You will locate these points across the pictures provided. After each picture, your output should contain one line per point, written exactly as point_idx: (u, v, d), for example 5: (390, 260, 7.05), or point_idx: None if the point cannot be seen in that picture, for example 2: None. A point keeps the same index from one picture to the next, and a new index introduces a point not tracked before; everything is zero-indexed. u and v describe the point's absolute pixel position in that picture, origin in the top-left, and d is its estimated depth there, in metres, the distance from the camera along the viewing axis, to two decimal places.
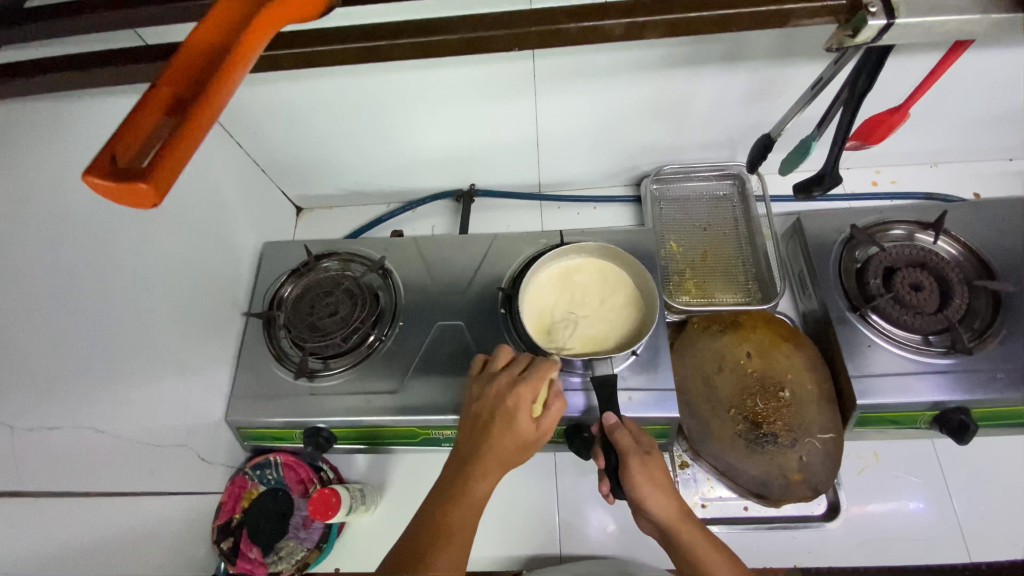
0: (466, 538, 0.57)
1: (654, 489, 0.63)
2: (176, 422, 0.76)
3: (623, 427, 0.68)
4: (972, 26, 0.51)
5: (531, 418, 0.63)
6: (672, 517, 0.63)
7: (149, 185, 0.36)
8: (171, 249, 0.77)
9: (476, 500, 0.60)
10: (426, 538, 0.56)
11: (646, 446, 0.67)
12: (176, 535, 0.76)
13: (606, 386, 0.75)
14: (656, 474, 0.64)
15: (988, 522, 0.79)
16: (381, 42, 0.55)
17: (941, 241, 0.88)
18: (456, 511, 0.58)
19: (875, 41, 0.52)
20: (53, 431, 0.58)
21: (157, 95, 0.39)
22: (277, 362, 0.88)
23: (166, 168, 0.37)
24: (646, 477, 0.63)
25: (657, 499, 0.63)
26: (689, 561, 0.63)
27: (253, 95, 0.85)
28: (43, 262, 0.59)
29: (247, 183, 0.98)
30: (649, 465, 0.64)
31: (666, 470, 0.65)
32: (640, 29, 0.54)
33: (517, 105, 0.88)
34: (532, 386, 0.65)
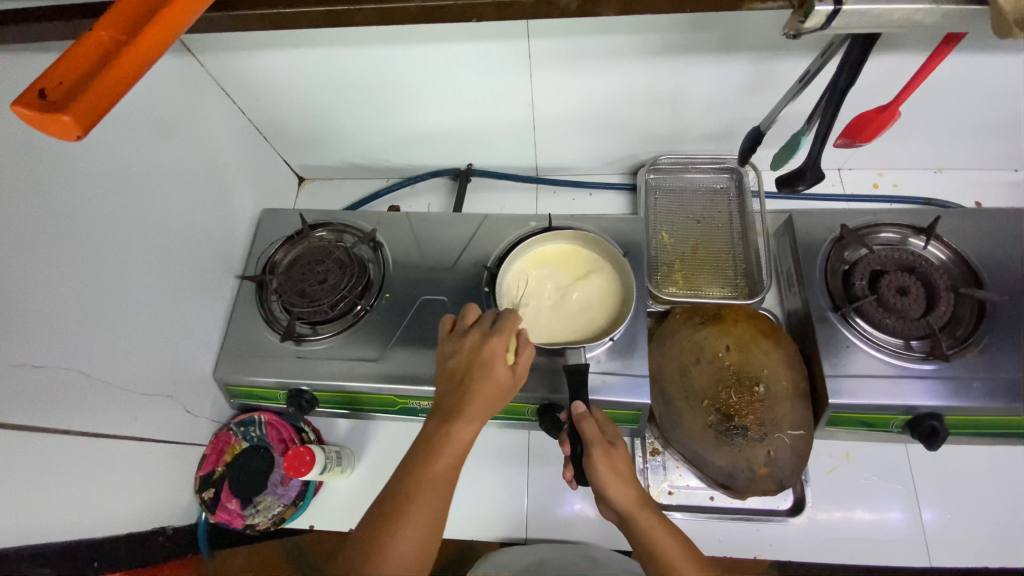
0: (444, 492, 0.59)
1: (615, 479, 0.62)
2: (163, 373, 0.79)
3: (590, 417, 0.67)
4: (924, 16, 0.51)
5: (506, 368, 0.63)
6: (630, 505, 0.62)
7: (72, 117, 0.38)
8: (166, 206, 0.80)
9: (455, 455, 0.60)
10: (402, 494, 0.57)
11: (611, 438, 0.66)
12: (158, 480, 0.80)
13: (575, 375, 0.76)
14: (618, 464, 0.63)
15: (953, 530, 0.79)
16: (342, 7, 0.64)
17: (931, 246, 0.87)
18: (435, 470, 0.58)
19: (826, 27, 0.52)
20: (41, 370, 0.62)
21: (94, 39, 0.42)
22: (266, 325, 0.91)
23: (90, 103, 0.40)
24: (608, 466, 0.62)
25: (617, 489, 0.62)
26: (646, 552, 0.61)
27: (254, 62, 0.86)
28: (37, 208, 0.61)
29: (248, 149, 1.00)
30: (612, 456, 0.63)
31: (628, 460, 0.64)
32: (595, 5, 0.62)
33: (512, 85, 0.89)
34: (505, 338, 0.64)
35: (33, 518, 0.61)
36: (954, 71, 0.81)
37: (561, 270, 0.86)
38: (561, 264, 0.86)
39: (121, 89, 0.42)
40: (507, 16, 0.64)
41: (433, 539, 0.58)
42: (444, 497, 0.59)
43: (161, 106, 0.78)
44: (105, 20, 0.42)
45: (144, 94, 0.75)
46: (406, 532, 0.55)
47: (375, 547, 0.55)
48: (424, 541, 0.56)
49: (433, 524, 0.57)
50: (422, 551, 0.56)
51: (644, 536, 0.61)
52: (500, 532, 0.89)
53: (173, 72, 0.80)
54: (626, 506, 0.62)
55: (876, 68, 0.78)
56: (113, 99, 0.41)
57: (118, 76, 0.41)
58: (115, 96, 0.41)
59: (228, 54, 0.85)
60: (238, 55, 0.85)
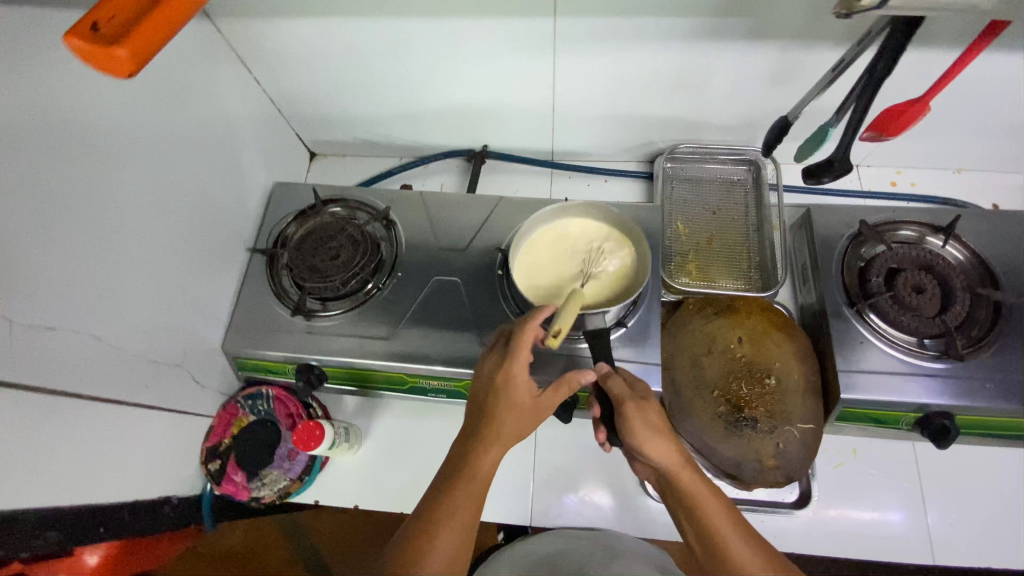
0: (476, 502, 0.61)
1: (652, 434, 0.63)
2: (172, 342, 0.79)
3: (617, 374, 0.69)
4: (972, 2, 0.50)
5: (527, 400, 0.66)
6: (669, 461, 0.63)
7: (124, 51, 0.44)
8: (180, 173, 0.79)
9: (486, 476, 0.63)
10: (438, 508, 0.60)
11: (642, 393, 0.67)
12: (164, 448, 0.80)
13: (599, 338, 0.76)
14: (652, 418, 0.64)
15: (957, 529, 0.80)
16: None
17: (950, 245, 0.86)
18: (470, 488, 0.61)
19: (880, 7, 0.50)
20: (53, 332, 0.61)
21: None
22: (276, 299, 0.90)
23: (141, 41, 0.45)
24: (641, 421, 0.64)
25: (655, 444, 0.64)
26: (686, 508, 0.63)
27: (272, 30, 0.85)
28: (53, 167, 0.60)
29: (261, 120, 0.99)
30: (646, 410, 0.65)
31: (661, 413, 0.65)
32: None
33: (535, 65, 0.87)
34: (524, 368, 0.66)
35: (41, 480, 0.61)
36: (982, 69, 0.80)
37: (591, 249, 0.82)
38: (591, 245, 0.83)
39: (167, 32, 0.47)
40: None
41: (463, 545, 0.60)
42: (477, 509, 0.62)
43: (177, 70, 0.77)
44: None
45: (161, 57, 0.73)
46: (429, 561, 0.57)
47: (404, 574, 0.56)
48: (459, 540, 0.59)
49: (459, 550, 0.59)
50: (458, 551, 0.59)
51: (685, 494, 0.63)
52: (505, 515, 0.89)
53: (190, 36, 0.78)
54: (666, 461, 0.64)
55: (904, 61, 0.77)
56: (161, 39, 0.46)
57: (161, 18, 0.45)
58: (162, 36, 0.46)
59: (247, 21, 0.83)
60: (256, 22, 0.83)
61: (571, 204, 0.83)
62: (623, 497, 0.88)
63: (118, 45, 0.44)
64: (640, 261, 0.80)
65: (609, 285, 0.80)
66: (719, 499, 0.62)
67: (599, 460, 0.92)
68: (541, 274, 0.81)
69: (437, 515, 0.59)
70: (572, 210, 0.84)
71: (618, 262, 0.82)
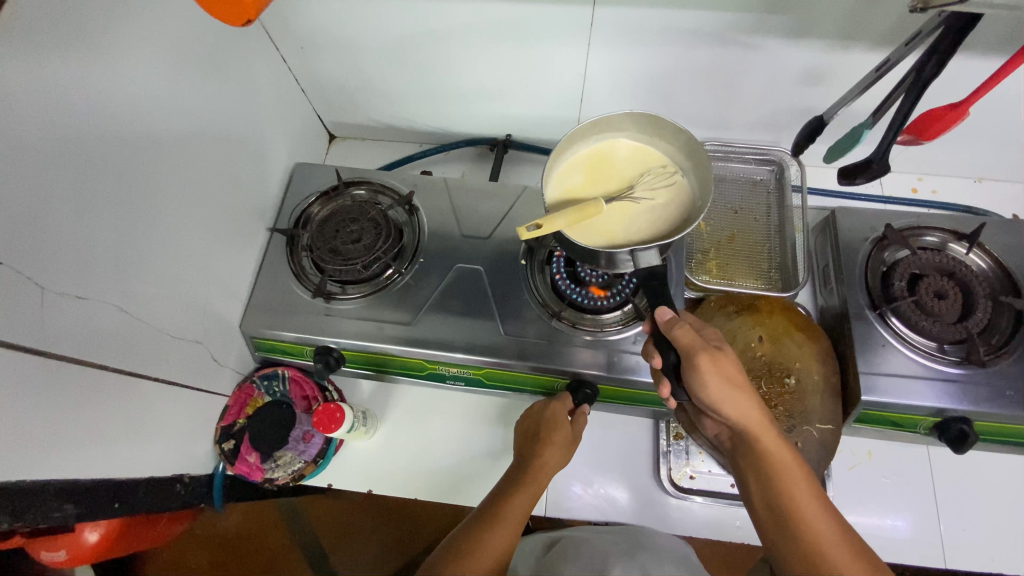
0: (525, 509, 0.66)
1: (728, 387, 0.62)
2: (193, 319, 0.78)
3: (682, 322, 0.64)
4: None
5: (568, 425, 0.78)
6: (743, 413, 0.63)
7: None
8: (206, 148, 0.78)
9: (545, 474, 0.72)
10: (491, 515, 0.64)
11: (713, 342, 0.64)
12: (180, 426, 0.79)
13: (651, 281, 0.66)
14: (727, 369, 0.61)
15: (969, 535, 0.81)
16: None
17: (974, 253, 0.86)
18: (517, 497, 0.67)
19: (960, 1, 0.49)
20: (82, 301, 0.60)
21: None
22: (296, 279, 0.90)
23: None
24: (717, 372, 0.61)
25: (730, 396, 0.62)
26: (758, 464, 0.63)
27: (306, 6, 0.84)
28: (91, 134, 0.59)
29: (286, 98, 0.98)
30: (720, 360, 0.61)
31: (736, 362, 0.62)
32: None
33: (569, 54, 0.86)
34: (562, 403, 0.81)
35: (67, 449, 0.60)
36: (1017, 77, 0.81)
37: (648, 184, 0.68)
38: (654, 182, 0.68)
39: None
40: None
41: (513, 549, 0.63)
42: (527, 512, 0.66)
43: (209, 42, 0.75)
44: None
45: (195, 28, 0.72)
46: (498, 532, 0.62)
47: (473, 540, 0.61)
48: (509, 540, 0.62)
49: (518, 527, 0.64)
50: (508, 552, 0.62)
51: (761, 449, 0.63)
52: None
53: None
54: (736, 411, 0.63)
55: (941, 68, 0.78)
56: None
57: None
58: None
59: None
60: None
61: (666, 119, 0.67)
62: (638, 491, 0.89)
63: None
64: (682, 220, 0.65)
65: (638, 232, 0.66)
66: (791, 458, 0.62)
67: (613, 454, 0.92)
68: (583, 174, 0.69)
69: (491, 517, 0.64)
70: (665, 130, 0.69)
71: (666, 208, 0.67)
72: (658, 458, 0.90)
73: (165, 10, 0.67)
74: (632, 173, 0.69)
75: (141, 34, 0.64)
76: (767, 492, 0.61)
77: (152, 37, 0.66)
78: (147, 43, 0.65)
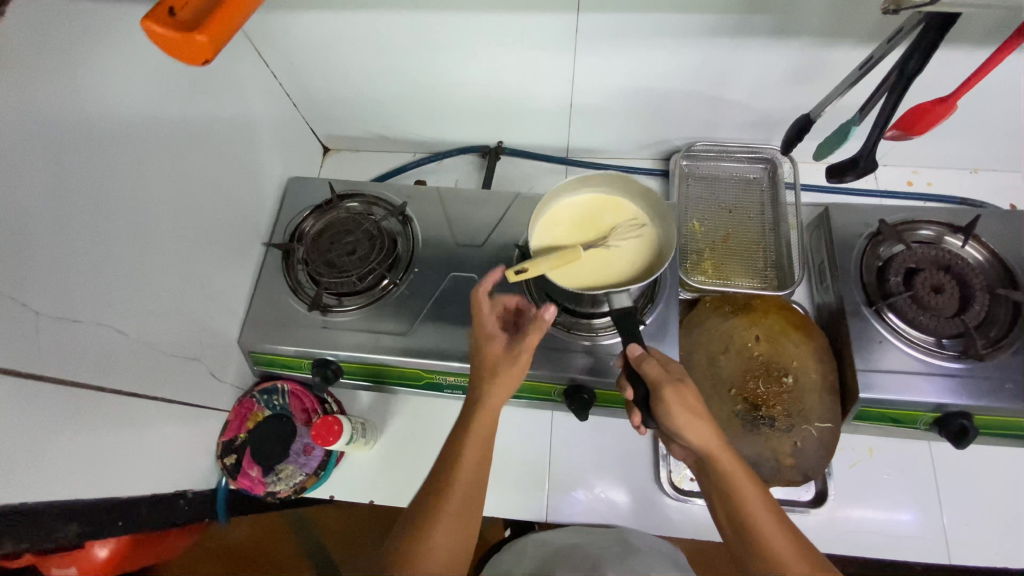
0: (480, 459, 0.64)
1: (692, 420, 0.61)
2: (190, 336, 0.78)
3: (651, 357, 0.64)
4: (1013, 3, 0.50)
5: (504, 344, 0.69)
6: (709, 447, 0.61)
7: (203, 38, 0.44)
8: (199, 167, 0.79)
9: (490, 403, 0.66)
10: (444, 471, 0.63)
11: (678, 374, 0.64)
12: (181, 443, 0.80)
13: (624, 320, 0.69)
14: (692, 404, 0.61)
15: (973, 529, 0.80)
16: None
17: (969, 245, 0.86)
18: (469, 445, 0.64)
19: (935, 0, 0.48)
20: (77, 324, 0.60)
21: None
22: (293, 293, 0.90)
23: (217, 27, 0.45)
24: (681, 407, 0.61)
25: (695, 431, 0.61)
26: (725, 497, 0.61)
27: (292, 21, 0.84)
28: (81, 159, 0.60)
29: (278, 113, 0.98)
30: (684, 394, 0.61)
31: (701, 396, 0.62)
32: None
33: (556, 60, 0.87)
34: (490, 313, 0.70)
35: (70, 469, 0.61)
36: (1009, 67, 0.80)
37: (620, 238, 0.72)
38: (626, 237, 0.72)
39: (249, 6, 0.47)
40: None
41: (479, 485, 0.65)
42: (484, 458, 0.65)
43: (197, 61, 0.76)
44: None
45: None
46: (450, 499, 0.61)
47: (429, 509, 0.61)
48: (466, 498, 0.62)
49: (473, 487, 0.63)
50: (467, 512, 0.62)
51: (725, 479, 0.61)
52: (520, 510, 0.90)
53: None
54: (704, 446, 0.62)
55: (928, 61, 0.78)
56: (230, 25, 0.46)
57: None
58: (231, 24, 0.46)
59: (268, 14, 0.83)
60: (277, 13, 0.82)
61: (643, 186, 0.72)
62: (640, 493, 0.89)
63: (198, 32, 0.44)
64: (652, 269, 0.69)
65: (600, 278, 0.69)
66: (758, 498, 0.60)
67: (614, 457, 0.92)
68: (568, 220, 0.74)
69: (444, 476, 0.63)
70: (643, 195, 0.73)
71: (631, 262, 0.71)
72: (658, 461, 0.90)
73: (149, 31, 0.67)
74: (606, 223, 0.73)
75: (125, 58, 0.65)
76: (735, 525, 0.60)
77: (137, 59, 0.66)
78: (132, 66, 0.66)
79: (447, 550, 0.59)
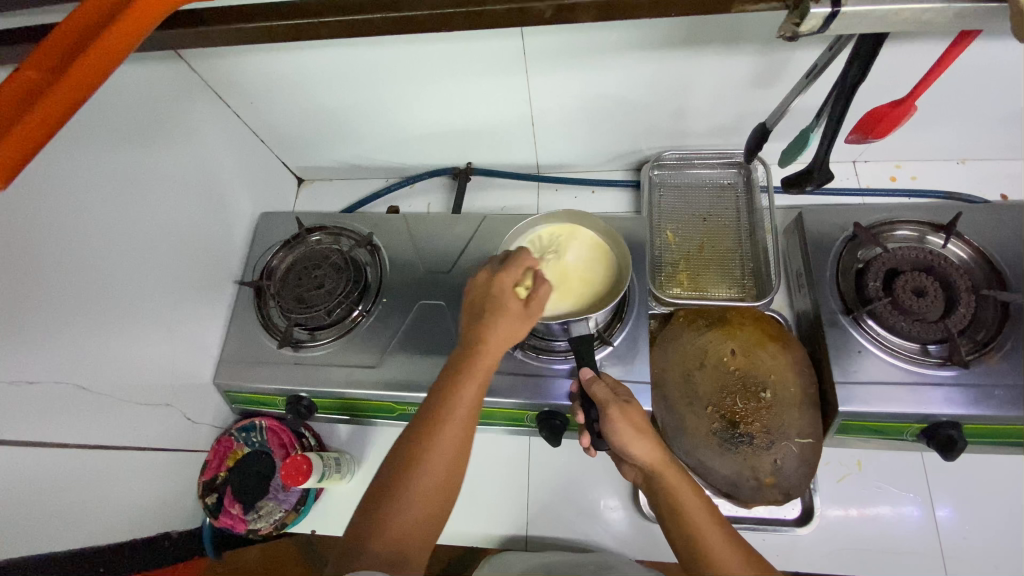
0: (474, 407, 0.60)
1: (636, 435, 0.62)
2: (161, 383, 0.80)
3: (599, 380, 0.69)
4: (931, 15, 0.49)
5: (519, 303, 0.62)
6: (654, 462, 0.62)
7: None
8: (161, 217, 0.80)
9: (491, 358, 0.61)
10: (433, 419, 0.59)
11: (624, 396, 0.67)
12: (161, 488, 0.81)
13: (584, 345, 0.74)
14: (636, 420, 0.64)
15: (971, 543, 0.76)
16: (307, 19, 0.64)
17: (952, 244, 0.82)
18: (468, 379, 0.60)
19: (822, 30, 0.51)
20: (34, 385, 0.62)
21: (22, 81, 0.48)
22: (265, 331, 0.91)
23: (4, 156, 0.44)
24: (626, 422, 0.63)
25: (639, 445, 0.62)
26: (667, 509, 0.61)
27: (245, 64, 0.85)
28: (28, 224, 0.61)
29: (244, 152, 0.99)
30: (629, 412, 0.64)
31: (645, 415, 0.65)
32: (572, 12, 0.60)
33: (509, 83, 0.86)
34: (514, 271, 0.63)
35: (45, 526, 0.63)
36: (977, 58, 0.77)
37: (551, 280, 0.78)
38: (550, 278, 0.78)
39: (56, 118, 0.47)
40: (479, 26, 0.63)
41: (468, 436, 0.61)
42: (480, 398, 0.61)
43: (150, 114, 0.77)
44: (43, 55, 0.49)
45: (135, 104, 0.74)
46: (437, 448, 0.58)
47: (412, 456, 0.58)
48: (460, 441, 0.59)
49: (462, 440, 0.60)
50: (459, 454, 0.59)
51: (666, 493, 0.61)
52: (502, 535, 0.89)
53: (164, 79, 0.79)
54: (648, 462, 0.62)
55: (876, 60, 0.75)
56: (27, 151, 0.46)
57: (48, 108, 0.47)
58: (27, 149, 0.46)
59: (221, 60, 0.84)
60: (230, 58, 0.84)
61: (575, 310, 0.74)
62: (620, 512, 0.88)
63: None
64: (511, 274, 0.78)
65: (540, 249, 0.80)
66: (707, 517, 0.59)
67: (593, 477, 0.92)
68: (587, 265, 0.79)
69: (433, 425, 0.59)
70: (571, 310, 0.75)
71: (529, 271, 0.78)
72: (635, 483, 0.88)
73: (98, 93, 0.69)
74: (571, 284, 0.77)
75: (76, 121, 0.66)
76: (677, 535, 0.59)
77: (89, 122, 0.68)
78: (84, 128, 0.68)
79: (434, 495, 0.58)
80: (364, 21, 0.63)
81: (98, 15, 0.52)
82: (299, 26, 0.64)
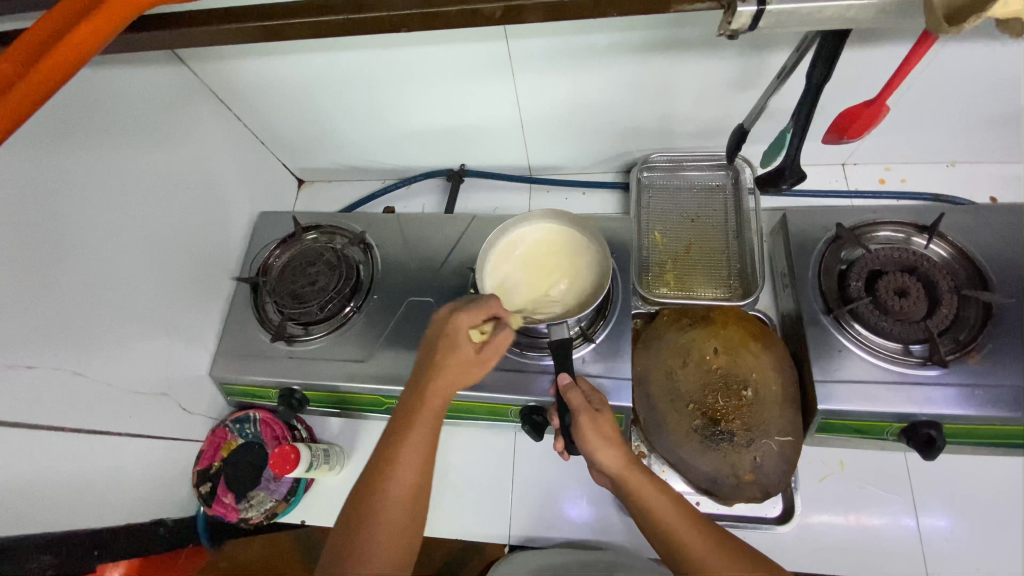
0: (430, 438, 0.62)
1: (603, 443, 0.63)
2: (157, 373, 0.83)
3: (577, 388, 0.70)
4: (859, 11, 0.50)
5: (473, 346, 0.65)
6: (620, 469, 0.63)
7: None
8: (160, 213, 0.83)
9: (444, 393, 0.64)
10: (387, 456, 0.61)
11: (597, 404, 0.68)
12: (157, 475, 0.84)
13: (562, 349, 0.74)
14: (605, 429, 0.65)
15: (954, 544, 0.76)
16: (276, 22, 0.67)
17: (934, 244, 0.83)
18: (424, 417, 0.62)
19: (754, 27, 0.53)
20: (33, 370, 0.65)
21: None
22: (260, 326, 0.94)
23: None
24: (595, 432, 0.64)
25: (605, 453, 0.63)
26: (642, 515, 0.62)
27: (243, 68, 0.89)
28: (29, 215, 0.65)
29: (244, 153, 1.03)
30: (599, 422, 0.65)
31: (616, 425, 0.66)
32: (520, 12, 0.62)
33: (495, 85, 0.88)
34: (474, 312, 0.66)
35: (44, 505, 0.66)
36: (957, 60, 0.77)
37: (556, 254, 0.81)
38: (556, 255, 0.81)
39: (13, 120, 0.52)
40: (435, 26, 0.65)
41: (427, 472, 0.62)
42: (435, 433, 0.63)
43: (150, 114, 0.81)
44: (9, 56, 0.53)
45: (133, 104, 0.78)
46: (394, 485, 0.59)
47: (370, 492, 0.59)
48: (424, 471, 0.61)
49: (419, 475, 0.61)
50: (421, 486, 0.61)
51: (636, 498, 0.62)
52: (486, 529, 0.91)
53: (163, 82, 0.83)
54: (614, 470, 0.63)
55: (853, 62, 0.76)
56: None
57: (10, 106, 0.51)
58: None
59: (221, 64, 0.88)
60: (229, 62, 0.88)
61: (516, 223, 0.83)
62: (602, 508, 0.89)
63: None
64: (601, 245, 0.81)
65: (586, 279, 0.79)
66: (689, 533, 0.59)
67: (578, 474, 0.93)
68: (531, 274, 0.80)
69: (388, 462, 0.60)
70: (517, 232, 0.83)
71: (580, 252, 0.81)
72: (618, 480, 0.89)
73: (99, 95, 0.73)
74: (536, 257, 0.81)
75: (78, 122, 0.70)
76: (661, 545, 0.60)
77: (89, 121, 0.72)
78: (86, 129, 0.71)
79: (399, 526, 0.59)
80: (335, 21, 0.65)
81: (59, 24, 0.55)
82: (271, 27, 0.67)
